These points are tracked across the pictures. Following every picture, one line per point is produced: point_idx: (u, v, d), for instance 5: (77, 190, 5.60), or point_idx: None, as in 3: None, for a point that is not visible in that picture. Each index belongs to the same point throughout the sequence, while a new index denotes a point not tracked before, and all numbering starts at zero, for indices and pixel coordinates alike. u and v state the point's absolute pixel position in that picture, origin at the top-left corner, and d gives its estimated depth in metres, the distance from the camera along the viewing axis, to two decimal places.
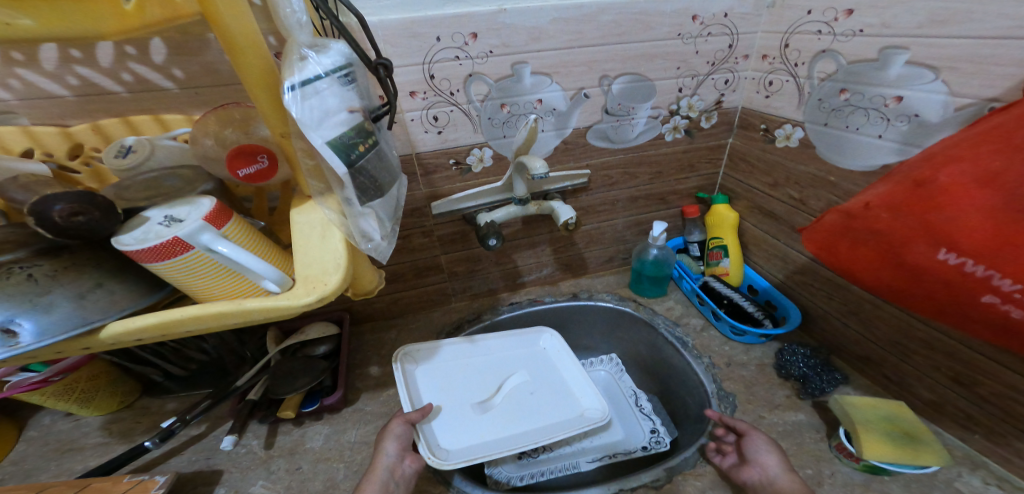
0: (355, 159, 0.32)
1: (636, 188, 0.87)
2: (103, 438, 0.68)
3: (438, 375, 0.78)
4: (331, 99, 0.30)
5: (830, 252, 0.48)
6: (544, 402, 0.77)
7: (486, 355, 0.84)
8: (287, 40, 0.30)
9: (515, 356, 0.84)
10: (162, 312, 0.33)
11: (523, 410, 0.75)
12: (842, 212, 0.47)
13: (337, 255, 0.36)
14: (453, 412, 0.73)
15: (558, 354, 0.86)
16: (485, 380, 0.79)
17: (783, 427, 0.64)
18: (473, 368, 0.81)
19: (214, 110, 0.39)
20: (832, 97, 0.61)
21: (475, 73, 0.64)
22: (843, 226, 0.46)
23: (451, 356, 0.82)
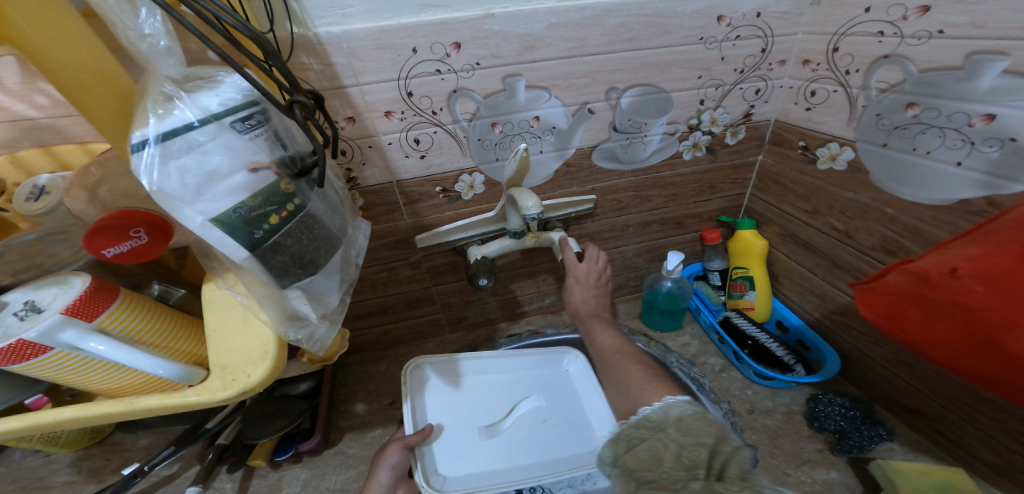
0: (261, 235, 0.25)
1: (649, 212, 0.76)
2: (71, 476, 0.63)
3: (445, 390, 0.63)
4: (214, 155, 0.23)
5: (898, 324, 0.37)
6: (564, 434, 0.59)
7: (499, 370, 0.67)
8: (149, 75, 0.24)
9: (532, 376, 0.67)
10: (31, 414, 0.28)
11: (534, 441, 0.58)
12: (913, 272, 0.35)
13: (263, 339, 0.30)
14: (454, 433, 0.57)
15: (583, 380, 0.66)
16: (494, 400, 0.62)
17: (812, 489, 0.53)
18: (484, 385, 0.64)
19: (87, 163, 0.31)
20: (896, 112, 0.49)
21: (460, 88, 0.56)
22: (916, 291, 0.35)
23: (464, 367, 0.66)
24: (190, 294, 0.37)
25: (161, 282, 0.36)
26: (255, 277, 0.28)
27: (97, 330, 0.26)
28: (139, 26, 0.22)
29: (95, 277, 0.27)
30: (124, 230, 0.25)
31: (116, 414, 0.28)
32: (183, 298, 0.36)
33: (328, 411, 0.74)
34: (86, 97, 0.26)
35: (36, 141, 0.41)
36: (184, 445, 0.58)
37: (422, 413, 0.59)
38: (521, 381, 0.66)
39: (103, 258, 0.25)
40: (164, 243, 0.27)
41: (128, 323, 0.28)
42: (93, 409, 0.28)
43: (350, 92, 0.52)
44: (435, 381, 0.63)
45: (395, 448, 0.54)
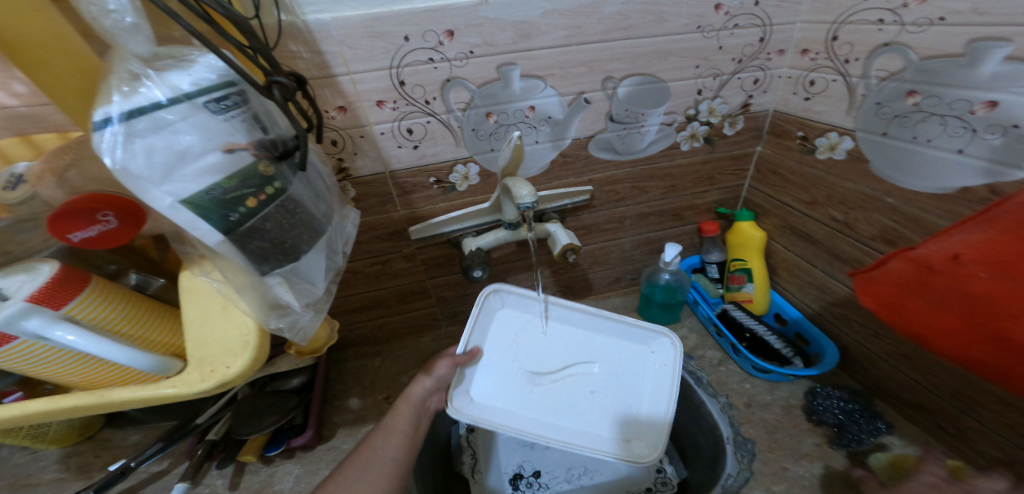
0: (237, 218, 0.24)
1: (646, 204, 0.75)
2: (59, 473, 0.62)
3: (513, 324, 0.62)
4: (185, 136, 0.22)
5: (896, 313, 0.36)
6: (603, 411, 0.57)
7: (573, 325, 0.62)
8: (116, 53, 0.23)
9: (608, 342, 0.62)
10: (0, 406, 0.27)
11: (566, 407, 0.56)
12: (915, 260, 0.35)
13: (243, 329, 0.29)
14: (499, 365, 0.58)
15: (661, 371, 0.59)
16: (553, 351, 0.60)
17: (811, 483, 0.53)
18: (550, 334, 0.61)
19: (56, 147, 0.30)
20: (896, 100, 0.48)
21: (454, 77, 0.55)
22: (918, 279, 0.34)
23: (540, 308, 0.62)
24: (169, 284, 0.37)
25: (138, 272, 0.36)
26: (232, 263, 0.27)
27: (65, 319, 0.25)
28: (103, 2, 0.21)
29: (66, 265, 0.26)
30: (92, 213, 0.24)
31: (89, 406, 0.27)
32: (161, 288, 0.36)
33: (322, 405, 0.73)
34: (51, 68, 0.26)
35: (14, 129, 0.39)
36: (171, 442, 0.58)
37: (479, 335, 0.59)
38: (590, 344, 0.61)
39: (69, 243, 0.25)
40: (135, 229, 0.26)
41: (100, 312, 0.27)
42: (64, 401, 0.27)
43: (341, 81, 0.51)
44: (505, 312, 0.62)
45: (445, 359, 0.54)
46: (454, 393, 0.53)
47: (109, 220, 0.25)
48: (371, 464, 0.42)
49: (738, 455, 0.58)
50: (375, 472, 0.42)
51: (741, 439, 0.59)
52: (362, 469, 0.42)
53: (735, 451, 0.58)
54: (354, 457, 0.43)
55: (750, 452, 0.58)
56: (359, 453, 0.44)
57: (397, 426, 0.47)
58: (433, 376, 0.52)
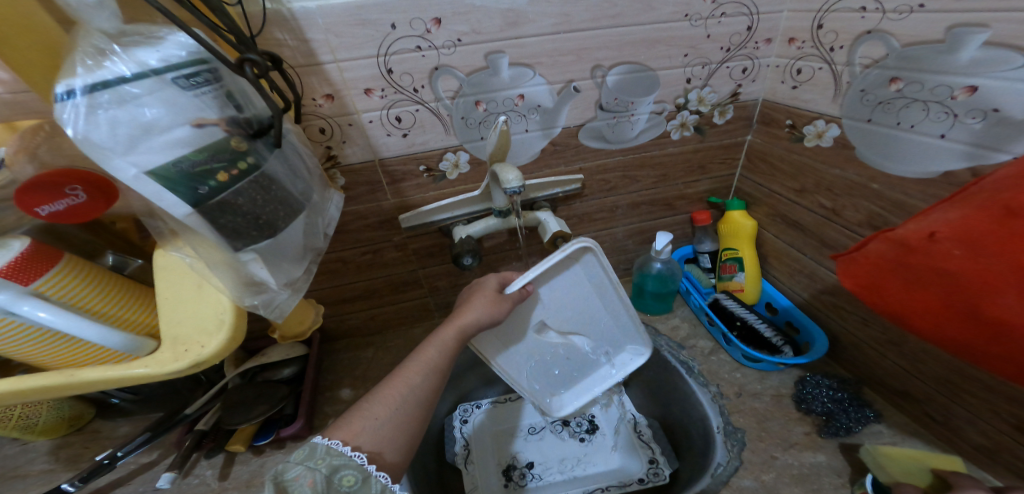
0: (207, 191, 0.24)
1: (638, 193, 0.75)
2: (48, 465, 0.62)
3: (564, 283, 0.56)
4: (149, 109, 0.22)
5: (877, 295, 0.36)
6: (561, 372, 0.65)
7: (608, 306, 0.60)
8: (80, 27, 0.22)
9: (611, 329, 0.63)
10: None
11: (541, 365, 0.63)
12: (895, 241, 0.35)
13: (219, 307, 0.29)
14: (526, 311, 0.57)
15: (615, 367, 0.66)
16: (576, 317, 0.59)
17: (800, 472, 0.53)
18: (586, 303, 0.58)
19: (26, 129, 0.30)
20: (880, 87, 0.47)
21: (442, 65, 0.54)
22: (897, 260, 0.34)
23: (596, 285, 0.57)
24: (147, 265, 0.37)
25: (117, 252, 0.35)
26: (206, 239, 0.27)
27: (34, 295, 0.25)
28: None
29: (35, 241, 0.26)
30: (59, 187, 0.25)
31: (57, 386, 0.27)
32: (139, 269, 0.36)
33: (313, 395, 0.73)
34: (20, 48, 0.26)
35: None
36: (159, 433, 0.58)
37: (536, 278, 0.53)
38: (601, 326, 0.62)
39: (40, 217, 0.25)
40: (105, 205, 0.27)
41: (70, 289, 0.27)
42: (31, 382, 0.27)
43: (327, 69, 0.51)
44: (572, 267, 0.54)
45: (503, 303, 0.51)
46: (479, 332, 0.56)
47: (77, 193, 0.25)
48: (405, 403, 0.43)
49: (729, 445, 0.58)
50: (405, 412, 0.42)
51: (731, 429, 0.59)
52: (394, 408, 0.41)
53: (725, 441, 0.58)
54: (388, 387, 0.44)
55: (740, 442, 0.58)
56: (392, 389, 0.43)
57: (436, 361, 0.47)
58: (487, 316, 0.50)
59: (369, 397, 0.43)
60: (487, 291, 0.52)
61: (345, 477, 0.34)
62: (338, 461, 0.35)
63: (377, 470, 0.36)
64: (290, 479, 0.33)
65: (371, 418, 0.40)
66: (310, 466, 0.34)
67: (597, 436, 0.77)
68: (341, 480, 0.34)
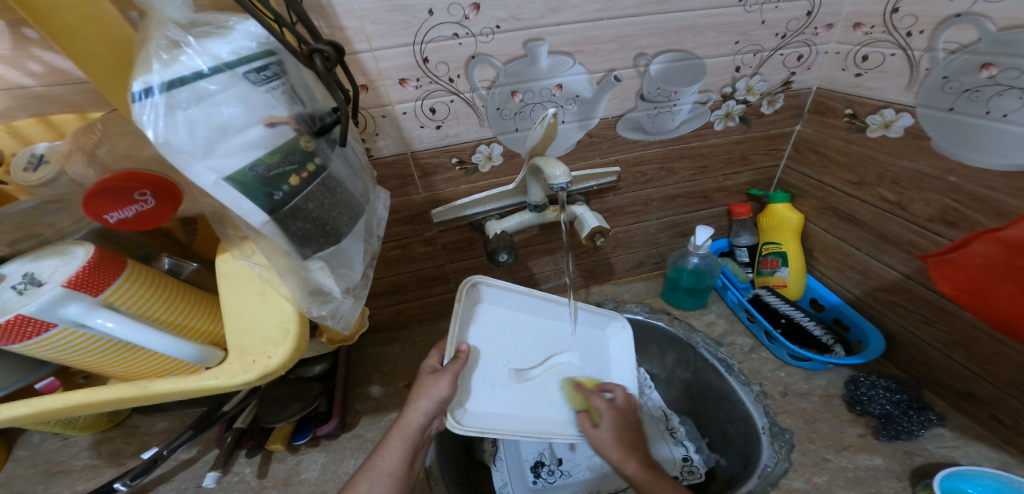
0: (281, 197, 0.22)
1: (674, 186, 0.72)
2: (91, 460, 0.62)
3: (495, 324, 0.59)
4: (227, 108, 0.20)
5: (982, 299, 0.35)
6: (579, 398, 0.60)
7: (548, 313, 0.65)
8: (149, 19, 0.21)
9: (571, 332, 0.66)
10: (35, 400, 0.26)
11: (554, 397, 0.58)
12: (1007, 242, 0.33)
13: (283, 317, 0.28)
14: (486, 372, 0.55)
15: (618, 352, 0.69)
16: (534, 344, 0.61)
17: (855, 475, 0.51)
18: (528, 326, 0.62)
19: (79, 126, 0.28)
20: (967, 74, 0.44)
21: (479, 54, 0.52)
22: (1011, 262, 0.33)
23: (519, 302, 0.62)
24: (201, 268, 0.35)
25: (171, 255, 0.34)
26: (275, 246, 0.25)
27: (104, 306, 0.23)
28: None
29: (98, 248, 0.25)
30: (128, 193, 0.23)
31: (128, 399, 0.26)
32: (194, 273, 0.35)
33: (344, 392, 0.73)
34: (77, 43, 0.24)
35: (30, 111, 0.37)
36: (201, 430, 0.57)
37: (465, 334, 0.56)
38: (559, 335, 0.64)
39: (108, 224, 0.24)
40: (172, 208, 0.26)
41: (137, 299, 0.25)
42: (102, 394, 0.26)
43: (363, 59, 0.48)
44: (486, 306, 0.59)
45: (445, 376, 0.49)
46: (454, 410, 0.50)
47: (146, 199, 0.24)
48: None
49: (776, 446, 0.56)
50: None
51: (778, 430, 0.58)
52: None
53: (772, 442, 0.56)
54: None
55: (788, 443, 0.56)
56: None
57: (386, 465, 0.46)
58: (433, 401, 0.47)
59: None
60: (425, 374, 0.51)
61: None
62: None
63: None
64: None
65: None
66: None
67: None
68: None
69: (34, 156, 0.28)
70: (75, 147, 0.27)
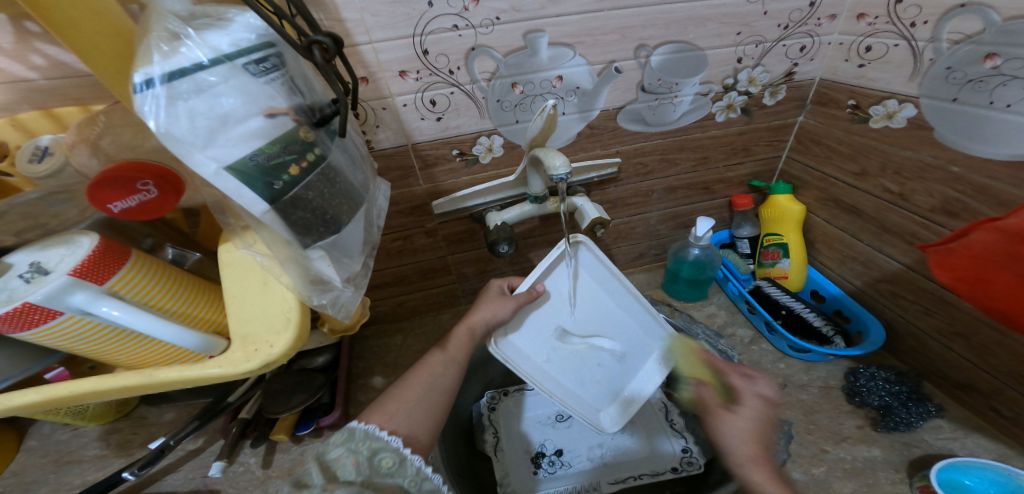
0: (281, 187, 0.23)
1: (675, 177, 0.72)
2: (101, 450, 0.64)
3: (573, 283, 0.60)
4: (227, 99, 0.20)
5: (981, 290, 0.36)
6: (595, 382, 0.63)
7: (624, 300, 0.62)
8: (149, 13, 0.21)
9: (632, 327, 0.63)
10: (47, 386, 0.26)
11: (576, 372, 0.62)
12: (1004, 232, 0.33)
13: (285, 305, 0.28)
14: (538, 314, 0.60)
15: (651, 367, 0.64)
16: (592, 318, 0.62)
17: (853, 466, 0.51)
18: (595, 301, 0.62)
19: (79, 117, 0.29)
20: (972, 64, 0.44)
21: (479, 46, 0.51)
22: (1007, 252, 0.33)
23: (604, 277, 0.61)
24: (204, 259, 0.36)
25: (174, 245, 0.35)
26: (275, 235, 0.25)
27: (109, 294, 0.24)
28: None
29: (103, 237, 0.25)
30: (131, 182, 0.24)
31: (135, 386, 0.26)
32: (197, 262, 0.35)
33: (347, 383, 0.73)
34: (78, 35, 0.24)
35: (34, 104, 0.38)
36: (207, 421, 0.58)
37: (544, 277, 0.58)
38: (619, 322, 0.63)
39: (113, 213, 0.24)
40: (175, 198, 0.26)
41: (141, 288, 0.26)
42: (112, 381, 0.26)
43: (363, 51, 0.48)
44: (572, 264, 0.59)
45: (512, 302, 0.55)
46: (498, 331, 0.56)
47: (149, 189, 0.24)
48: (431, 388, 0.46)
49: (775, 437, 0.56)
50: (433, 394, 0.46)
51: (776, 421, 0.58)
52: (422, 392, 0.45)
53: (771, 433, 0.57)
54: (414, 376, 0.47)
55: (786, 434, 0.56)
56: (419, 375, 0.47)
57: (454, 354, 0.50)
58: (496, 317, 0.54)
59: (400, 383, 0.46)
60: (496, 291, 0.57)
61: (383, 458, 0.37)
62: (377, 444, 0.38)
63: (412, 454, 0.39)
64: (332, 459, 0.36)
65: (404, 400, 0.44)
66: (352, 447, 0.37)
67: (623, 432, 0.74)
68: (380, 461, 0.37)
69: (37, 147, 0.29)
70: (78, 139, 0.28)
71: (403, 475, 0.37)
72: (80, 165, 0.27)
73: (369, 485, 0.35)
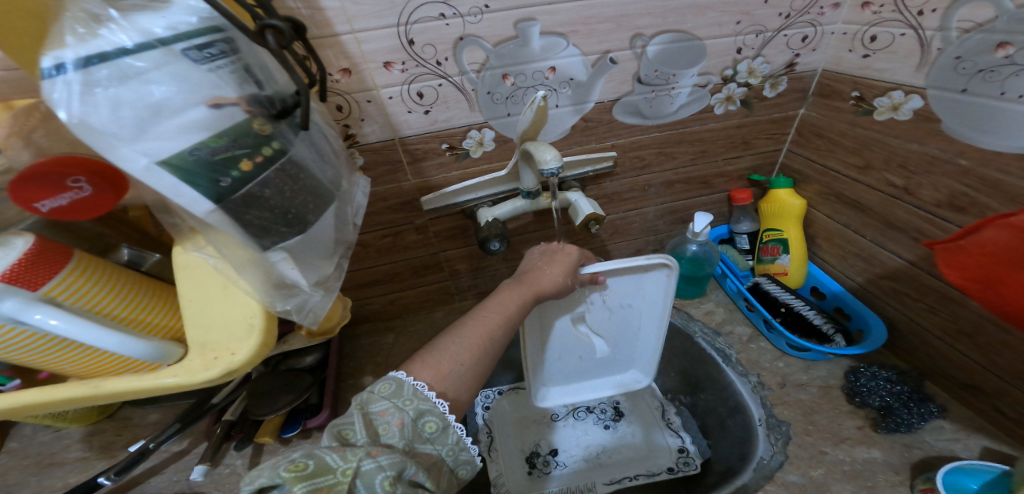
0: (229, 184, 0.20)
1: (673, 171, 0.70)
2: (83, 452, 0.62)
3: (621, 289, 0.57)
4: (158, 86, 0.18)
5: (991, 291, 0.34)
6: (565, 366, 0.64)
7: (651, 326, 0.60)
8: None
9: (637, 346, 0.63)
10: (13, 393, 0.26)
11: (562, 355, 0.62)
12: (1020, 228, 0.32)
13: (250, 311, 0.27)
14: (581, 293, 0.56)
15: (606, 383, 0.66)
16: (613, 322, 0.60)
17: (853, 468, 0.50)
18: (626, 314, 0.59)
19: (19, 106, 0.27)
20: (982, 53, 0.41)
21: (467, 35, 0.49)
22: (1020, 249, 0.32)
23: (649, 302, 0.58)
24: (165, 260, 0.34)
25: (131, 246, 0.33)
26: (230, 237, 0.24)
27: (45, 301, 0.22)
28: None
29: (40, 239, 0.23)
30: (54, 176, 0.23)
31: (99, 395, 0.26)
32: (157, 264, 0.34)
33: (337, 383, 0.72)
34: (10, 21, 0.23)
35: None
36: (189, 423, 0.57)
37: (613, 271, 0.54)
38: (629, 336, 0.62)
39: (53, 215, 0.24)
40: (109, 189, 0.25)
41: (85, 293, 0.24)
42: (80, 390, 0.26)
43: (344, 41, 0.46)
44: (642, 277, 0.56)
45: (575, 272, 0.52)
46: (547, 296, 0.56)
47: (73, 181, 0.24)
48: (485, 351, 0.42)
49: (773, 438, 0.55)
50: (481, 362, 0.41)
51: (774, 422, 0.57)
52: (477, 355, 0.41)
53: (769, 434, 0.55)
54: (471, 333, 0.43)
55: (784, 435, 0.55)
56: (476, 334, 0.43)
57: (513, 316, 0.46)
58: (563, 282, 0.51)
59: (453, 337, 0.42)
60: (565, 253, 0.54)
61: (428, 423, 0.33)
62: (424, 406, 0.34)
63: (456, 423, 0.35)
64: (376, 413, 0.33)
65: (456, 362, 0.39)
66: (397, 404, 0.33)
67: (623, 424, 0.75)
68: (424, 426, 0.33)
69: None
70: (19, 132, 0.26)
71: (444, 443, 0.34)
72: (16, 161, 0.25)
73: (411, 451, 0.32)
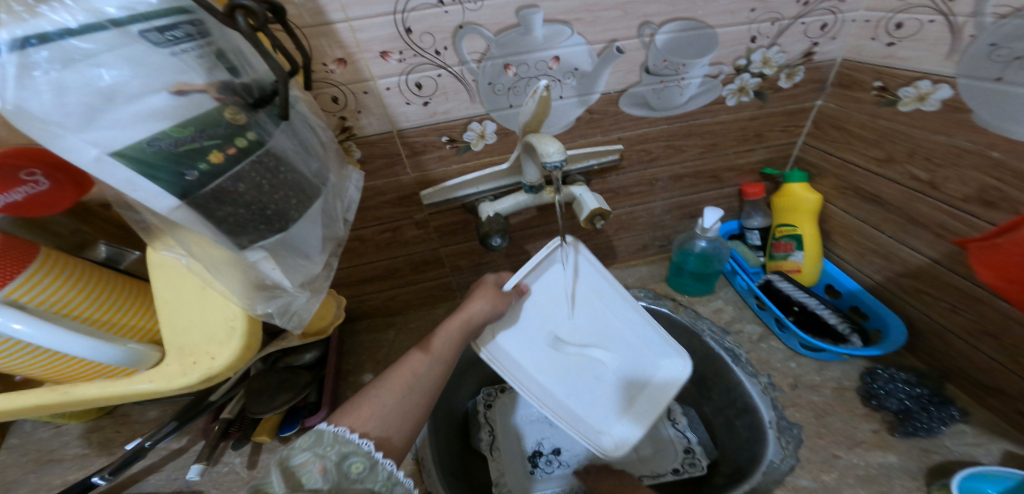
0: (195, 178, 0.20)
1: (681, 165, 0.67)
2: (82, 449, 0.62)
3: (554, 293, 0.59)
4: (108, 70, 0.17)
5: None
6: (586, 394, 0.59)
7: (618, 309, 0.61)
8: None
9: (629, 339, 0.61)
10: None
11: (568, 384, 0.59)
12: None
13: (229, 315, 0.27)
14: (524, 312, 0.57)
15: (656, 391, 0.59)
16: (587, 326, 0.61)
17: (867, 472, 0.48)
18: (587, 309, 0.60)
19: None
20: (1019, 40, 0.38)
21: (467, 23, 0.47)
22: None
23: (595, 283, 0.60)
24: (143, 257, 0.36)
25: (108, 243, 0.35)
26: (201, 237, 0.23)
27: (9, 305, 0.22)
28: None
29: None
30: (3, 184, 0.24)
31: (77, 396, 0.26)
32: (135, 261, 0.36)
33: (336, 381, 0.71)
34: None
35: None
36: (186, 420, 0.56)
37: (533, 277, 0.57)
38: (615, 334, 0.61)
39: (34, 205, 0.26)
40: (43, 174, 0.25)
41: None
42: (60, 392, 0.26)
43: (338, 29, 0.44)
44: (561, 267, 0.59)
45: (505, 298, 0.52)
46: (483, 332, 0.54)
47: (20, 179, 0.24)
48: (411, 390, 0.42)
49: (783, 441, 0.53)
50: (411, 399, 0.41)
51: (785, 424, 0.54)
52: (401, 394, 0.41)
53: (779, 437, 0.53)
54: (393, 376, 0.42)
55: (795, 438, 0.53)
56: (399, 375, 0.43)
57: (440, 351, 0.46)
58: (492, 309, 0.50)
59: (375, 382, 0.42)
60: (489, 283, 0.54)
61: (353, 464, 0.34)
62: (347, 448, 0.34)
63: (384, 458, 0.35)
64: (297, 465, 0.32)
65: (380, 403, 0.39)
66: (318, 452, 0.33)
67: None
68: (350, 466, 0.33)
69: None
70: None
71: (375, 481, 0.34)
72: None
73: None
